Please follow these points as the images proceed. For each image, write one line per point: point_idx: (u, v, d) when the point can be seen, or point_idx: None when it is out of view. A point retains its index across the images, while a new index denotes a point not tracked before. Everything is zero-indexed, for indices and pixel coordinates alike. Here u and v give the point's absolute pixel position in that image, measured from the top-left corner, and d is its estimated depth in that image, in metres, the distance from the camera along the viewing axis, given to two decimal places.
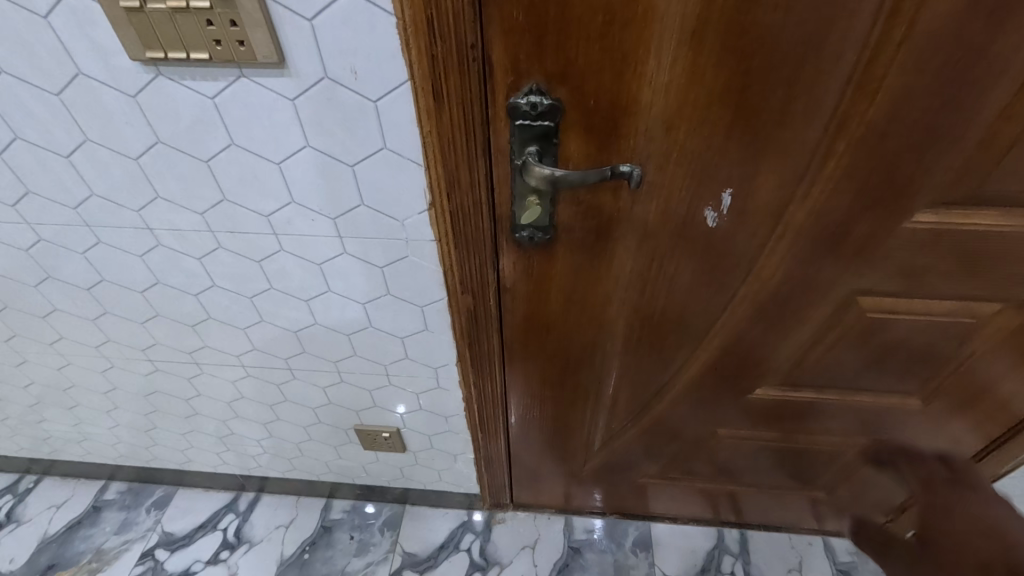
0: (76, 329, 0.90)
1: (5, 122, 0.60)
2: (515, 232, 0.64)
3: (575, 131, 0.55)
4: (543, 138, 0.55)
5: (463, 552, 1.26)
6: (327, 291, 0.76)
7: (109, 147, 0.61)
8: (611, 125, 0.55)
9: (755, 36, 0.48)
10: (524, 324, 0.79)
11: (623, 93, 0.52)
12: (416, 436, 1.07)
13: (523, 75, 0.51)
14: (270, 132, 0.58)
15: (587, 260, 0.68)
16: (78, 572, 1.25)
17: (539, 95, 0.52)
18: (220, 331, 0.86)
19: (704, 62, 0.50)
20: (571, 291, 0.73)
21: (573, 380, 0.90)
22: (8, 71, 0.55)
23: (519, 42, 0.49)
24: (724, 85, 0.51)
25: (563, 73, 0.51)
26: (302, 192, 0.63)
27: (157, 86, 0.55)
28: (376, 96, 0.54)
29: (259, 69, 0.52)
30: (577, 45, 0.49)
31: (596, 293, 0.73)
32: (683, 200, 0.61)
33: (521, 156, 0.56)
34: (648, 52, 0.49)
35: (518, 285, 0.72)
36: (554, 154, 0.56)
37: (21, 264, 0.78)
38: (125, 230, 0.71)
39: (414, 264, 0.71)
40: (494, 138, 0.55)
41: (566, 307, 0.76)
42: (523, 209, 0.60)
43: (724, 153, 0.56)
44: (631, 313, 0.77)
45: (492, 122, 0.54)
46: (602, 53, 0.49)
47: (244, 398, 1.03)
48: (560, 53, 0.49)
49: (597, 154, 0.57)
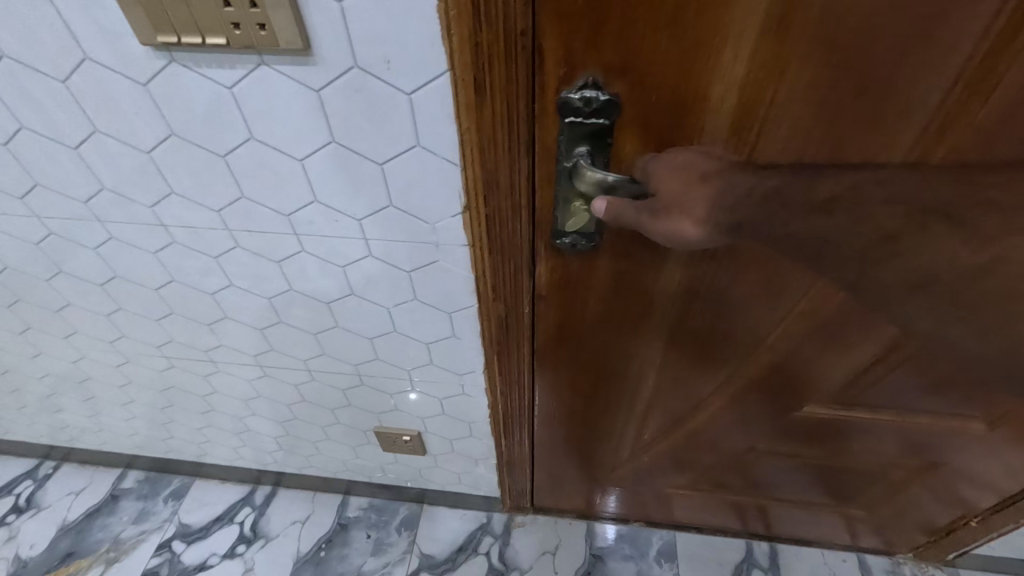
0: (89, 324, 0.87)
1: (9, 110, 0.56)
2: (556, 239, 0.58)
3: (630, 130, 0.49)
4: (595, 138, 0.49)
5: (481, 555, 1.23)
6: (350, 294, 0.72)
7: (118, 138, 0.56)
8: (673, 125, 0.48)
9: (855, 23, 0.40)
10: (557, 334, 0.73)
11: (691, 87, 0.46)
12: (438, 439, 1.03)
13: (577, 66, 0.44)
14: (292, 126, 0.52)
15: (633, 269, 0.62)
16: (97, 561, 1.25)
17: (594, 90, 0.45)
18: (236, 330, 0.82)
19: (791, 53, 0.43)
20: (613, 302, 0.67)
21: (606, 390, 0.85)
22: (9, 55, 0.50)
23: (576, 28, 0.42)
24: (809, 81, 0.44)
25: (624, 65, 0.44)
26: (326, 190, 0.58)
27: (169, 74, 0.50)
28: (411, 88, 0.48)
29: (280, 56, 0.47)
30: (641, 32, 0.42)
31: (639, 303, 0.67)
32: None
33: (573, 157, 0.49)
34: (723, 40, 0.43)
35: (555, 294, 0.66)
36: (607, 155, 0.50)
37: (32, 258, 0.75)
38: (138, 226, 0.67)
39: (444, 268, 0.66)
40: (540, 137, 0.49)
41: (605, 318, 0.70)
42: (566, 214, 0.55)
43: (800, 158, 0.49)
44: (675, 325, 0.71)
45: (538, 120, 0.48)
46: (671, 41, 0.43)
47: (261, 396, 1.00)
48: (621, 42, 0.43)
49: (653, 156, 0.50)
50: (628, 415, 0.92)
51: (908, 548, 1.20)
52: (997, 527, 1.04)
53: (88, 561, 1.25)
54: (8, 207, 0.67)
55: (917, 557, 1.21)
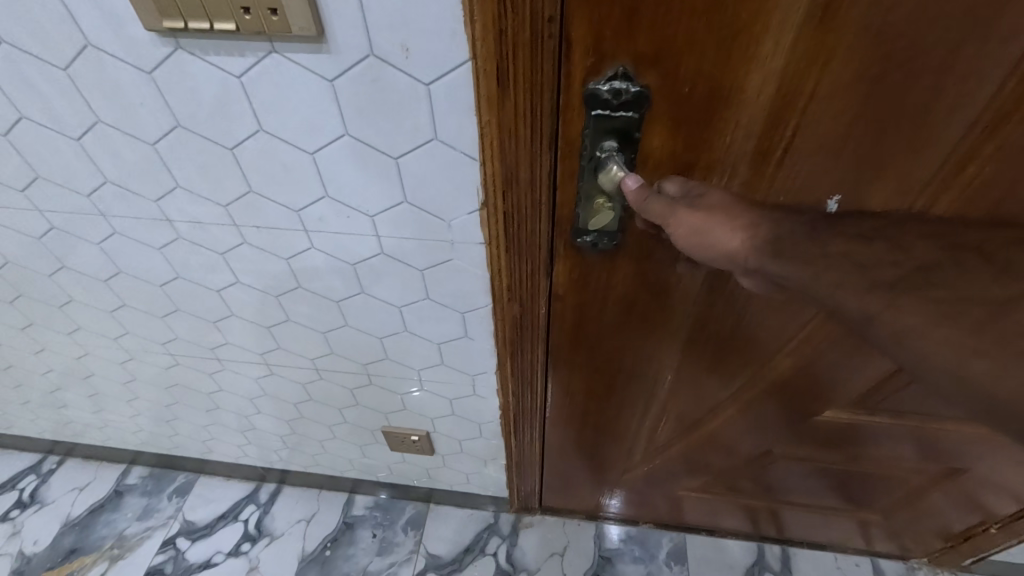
0: (92, 320, 0.85)
1: (9, 100, 0.53)
2: (577, 237, 0.55)
3: (660, 126, 0.45)
4: (624, 132, 0.45)
5: (488, 556, 1.21)
6: (361, 293, 0.69)
7: (122, 130, 0.54)
8: (703, 120, 0.45)
9: (914, 9, 0.37)
10: (572, 337, 0.70)
11: (727, 80, 0.42)
12: (447, 440, 1.01)
13: (607, 56, 0.41)
14: (304, 118, 0.50)
15: (653, 271, 0.60)
16: (100, 558, 1.23)
17: (625, 81, 0.42)
18: (243, 328, 0.80)
19: (840, 42, 0.39)
20: (632, 304, 0.64)
21: (619, 393, 0.82)
22: (8, 41, 0.48)
23: (607, 14, 0.39)
24: (857, 73, 0.40)
25: (657, 55, 0.41)
26: (338, 185, 0.56)
27: (176, 62, 0.47)
28: (429, 78, 0.46)
29: (293, 44, 0.45)
30: (675, 18, 0.39)
31: (659, 306, 0.65)
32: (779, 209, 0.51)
33: (607, 155, 0.46)
34: (764, 27, 0.39)
35: (570, 295, 0.64)
36: (635, 150, 0.47)
37: (34, 253, 0.73)
38: (143, 221, 0.65)
39: (459, 267, 0.63)
40: (563, 131, 0.46)
41: (622, 321, 0.67)
42: (592, 213, 0.51)
43: (838, 152, 0.46)
44: (695, 327, 0.68)
45: (563, 113, 0.45)
46: (710, 28, 0.39)
47: (267, 394, 0.98)
48: (654, 29, 0.39)
49: (682, 152, 0.47)
50: (642, 418, 0.89)
51: (923, 553, 1.18)
52: (1016, 535, 1.02)
53: (92, 558, 1.24)
54: (9, 201, 0.65)
55: (932, 562, 1.19)
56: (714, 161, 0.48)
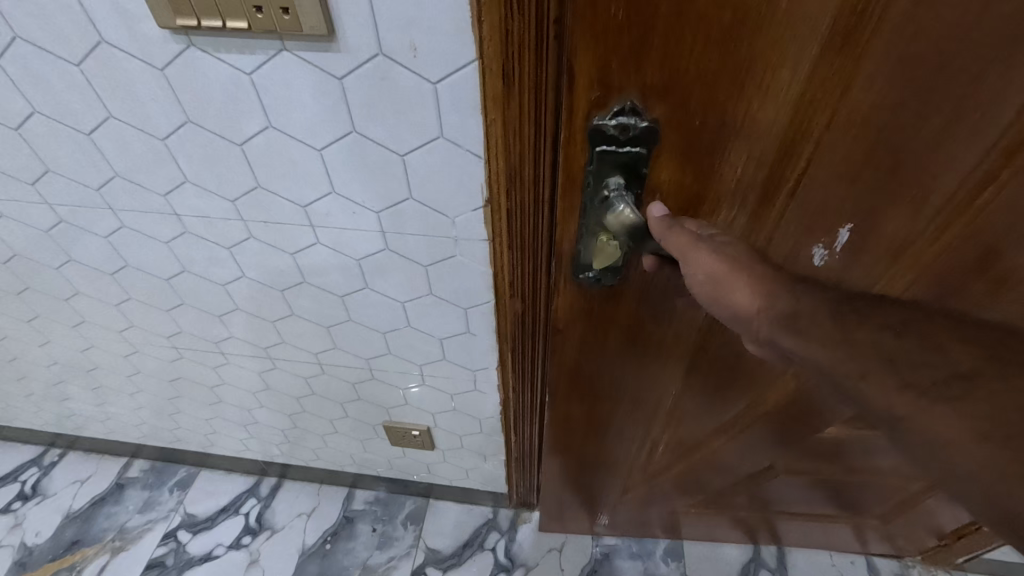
0: (98, 313, 0.86)
1: (22, 94, 0.54)
2: (579, 274, 0.52)
3: (670, 163, 0.42)
4: (630, 168, 0.42)
5: (488, 551, 1.22)
6: (366, 288, 0.70)
7: (133, 125, 0.55)
8: (715, 153, 0.42)
9: (943, 33, 0.33)
10: (572, 372, 0.69)
11: (742, 112, 0.39)
12: (447, 435, 1.02)
13: (614, 88, 0.38)
14: (312, 115, 0.51)
15: (656, 308, 0.58)
16: (102, 549, 1.24)
17: (632, 116, 0.39)
18: (247, 322, 0.81)
19: (862, 69, 0.36)
20: (637, 333, 0.62)
21: (620, 419, 0.81)
22: (23, 36, 0.49)
23: (611, 42, 0.35)
24: (879, 103, 0.37)
25: (666, 86, 0.37)
26: (345, 181, 0.57)
27: (187, 59, 0.48)
28: (436, 77, 0.46)
29: (303, 42, 0.45)
30: (687, 47, 0.35)
31: (662, 338, 0.64)
32: (788, 239, 0.49)
33: (615, 197, 0.43)
34: (783, 55, 0.36)
35: (572, 334, 0.61)
36: (641, 187, 0.44)
37: (42, 246, 0.74)
38: (151, 215, 0.65)
39: (463, 264, 0.64)
40: (565, 165, 0.43)
41: (624, 356, 0.66)
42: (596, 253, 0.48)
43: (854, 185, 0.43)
44: (696, 351, 0.68)
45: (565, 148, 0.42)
46: (725, 58, 0.35)
47: (270, 388, 0.99)
48: (664, 59, 0.36)
49: (691, 187, 0.44)
50: (646, 433, 0.87)
51: (918, 552, 1.19)
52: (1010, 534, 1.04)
53: (94, 550, 1.25)
54: (18, 194, 0.66)
55: (927, 560, 1.20)
56: (723, 194, 0.45)
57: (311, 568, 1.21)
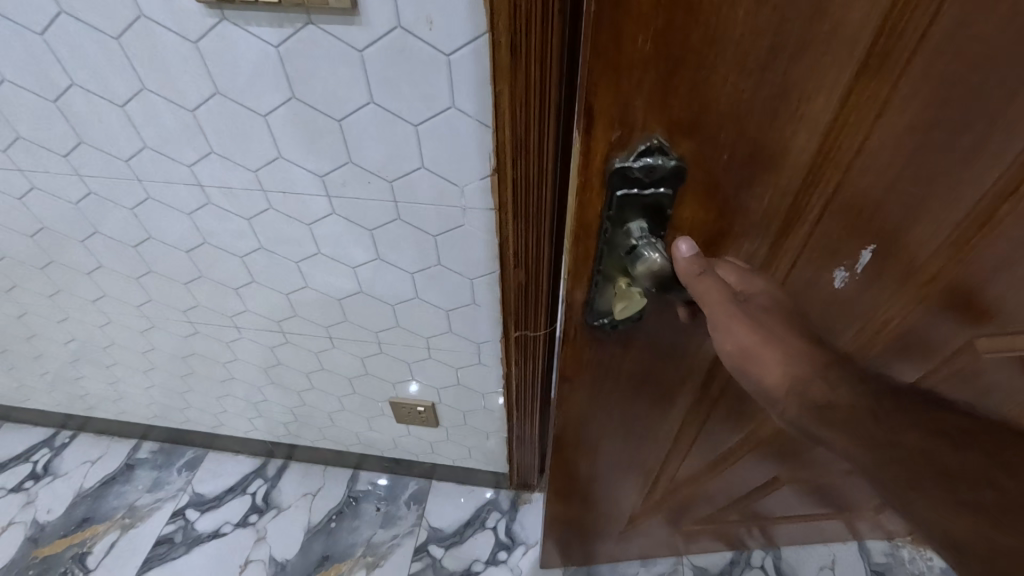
0: (118, 287, 0.90)
1: (62, 67, 0.58)
2: (594, 317, 0.52)
3: (693, 199, 0.42)
4: (651, 211, 0.42)
5: (489, 530, 1.26)
6: (376, 259, 0.74)
7: (165, 97, 0.59)
8: (739, 184, 0.42)
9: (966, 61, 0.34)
10: (580, 412, 0.68)
11: (767, 139, 0.38)
12: (451, 412, 1.05)
13: (642, 126, 0.37)
14: (332, 87, 0.55)
15: (661, 347, 0.59)
16: (112, 526, 1.27)
17: (657, 156, 0.39)
18: (262, 295, 0.85)
19: (887, 95, 0.36)
20: (642, 372, 0.62)
21: (622, 457, 0.82)
22: (68, 10, 0.53)
23: (643, 80, 0.35)
24: (904, 127, 0.38)
25: (695, 122, 0.37)
26: (361, 151, 0.60)
27: (219, 33, 0.52)
28: (449, 49, 0.51)
29: (328, 16, 0.50)
30: (718, 83, 0.35)
31: (666, 377, 0.64)
32: (808, 261, 0.49)
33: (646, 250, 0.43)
34: (813, 88, 0.36)
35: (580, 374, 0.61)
36: (660, 229, 0.44)
37: (70, 218, 0.78)
38: (176, 186, 0.69)
39: (469, 233, 0.68)
40: (585, 208, 0.42)
41: (630, 394, 0.66)
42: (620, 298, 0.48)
43: (876, 207, 0.43)
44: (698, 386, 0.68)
45: (582, 194, 0.41)
46: (753, 87, 0.35)
47: (281, 364, 1.02)
48: (694, 96, 0.36)
49: (715, 220, 0.44)
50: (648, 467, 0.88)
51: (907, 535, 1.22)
52: None
53: (104, 527, 1.28)
54: (51, 166, 0.70)
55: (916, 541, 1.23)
56: (747, 224, 0.45)
57: (317, 546, 1.24)
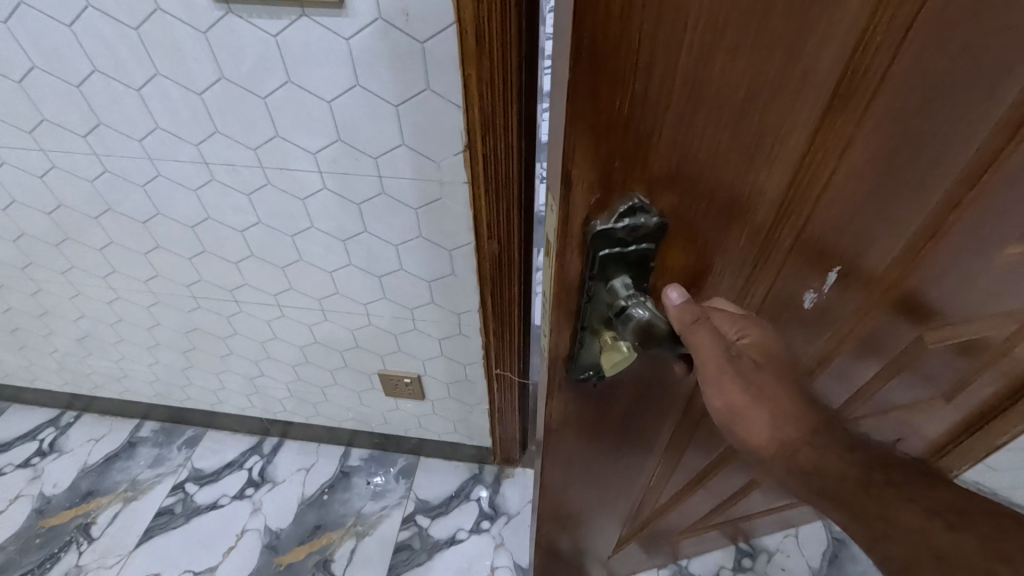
0: (128, 262, 0.97)
1: (86, 55, 0.66)
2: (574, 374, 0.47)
3: (677, 250, 0.39)
4: (636, 267, 0.39)
5: (473, 501, 1.32)
6: (364, 232, 0.82)
7: (176, 81, 0.67)
8: (716, 230, 0.39)
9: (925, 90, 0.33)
10: (567, 471, 0.64)
11: (746, 189, 0.36)
12: (436, 383, 1.13)
13: (621, 187, 0.34)
14: (323, 71, 0.63)
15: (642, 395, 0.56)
16: (115, 499, 1.34)
17: (642, 215, 0.35)
18: (260, 268, 0.93)
19: (854, 131, 0.35)
20: (624, 420, 0.60)
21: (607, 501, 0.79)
22: (94, 5, 0.61)
23: (621, 141, 0.31)
24: (869, 157, 0.37)
25: (674, 177, 0.34)
26: (349, 130, 0.69)
27: (226, 25, 0.61)
28: (424, 37, 0.59)
29: (319, 9, 0.58)
30: (697, 137, 0.32)
31: (647, 421, 0.62)
32: (779, 290, 0.48)
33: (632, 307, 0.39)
34: (788, 133, 0.34)
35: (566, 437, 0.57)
36: (644, 284, 0.41)
37: (86, 196, 0.85)
38: (184, 164, 0.77)
39: (447, 206, 0.76)
40: (563, 270, 0.39)
41: (613, 442, 0.63)
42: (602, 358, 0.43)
43: (841, 231, 0.43)
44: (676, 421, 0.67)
45: (562, 255, 0.37)
46: (731, 139, 0.33)
47: (277, 338, 1.10)
48: (673, 152, 0.33)
49: (694, 267, 0.41)
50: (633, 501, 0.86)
51: None
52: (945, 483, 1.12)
53: (107, 499, 1.34)
54: (72, 146, 0.78)
55: None
56: (724, 266, 0.43)
57: (310, 516, 1.30)
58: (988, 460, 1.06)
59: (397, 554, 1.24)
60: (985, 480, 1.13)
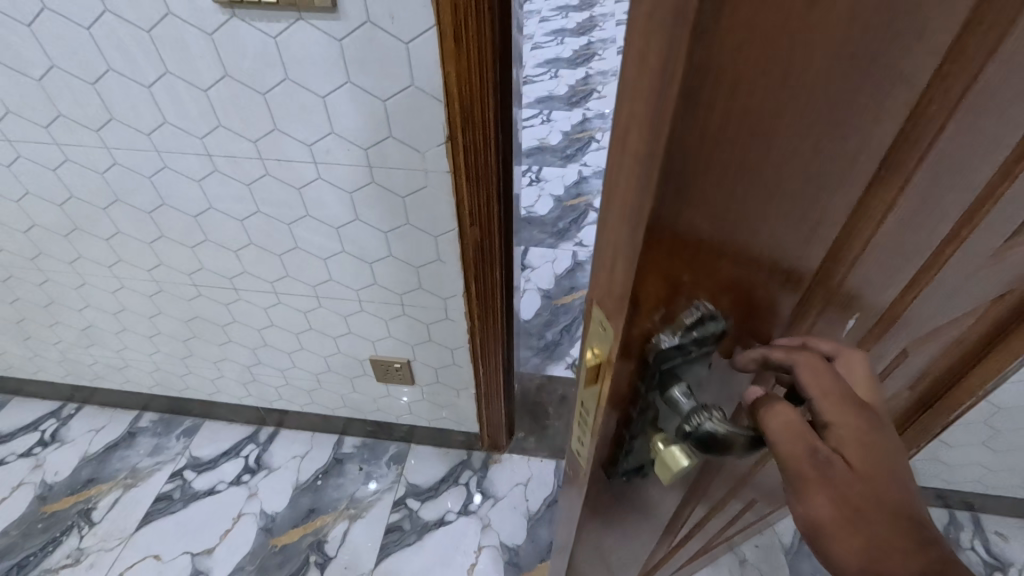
0: (132, 252, 1.03)
1: (102, 55, 0.73)
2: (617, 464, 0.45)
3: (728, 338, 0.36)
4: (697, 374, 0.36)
5: (461, 485, 1.38)
6: (355, 220, 0.89)
7: (184, 79, 0.74)
8: (763, 318, 0.36)
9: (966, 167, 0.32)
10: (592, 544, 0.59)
11: (797, 279, 0.34)
12: (425, 368, 1.19)
13: (684, 297, 0.31)
14: (318, 69, 0.70)
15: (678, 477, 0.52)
16: (115, 485, 1.39)
17: (705, 325, 0.33)
18: (258, 256, 0.99)
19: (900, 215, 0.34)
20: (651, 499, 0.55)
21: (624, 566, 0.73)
22: (111, 10, 0.68)
23: (693, 252, 0.29)
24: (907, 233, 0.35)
25: (734, 282, 0.32)
26: (342, 123, 0.75)
27: (229, 27, 0.67)
28: (408, 38, 0.66)
29: (314, 13, 0.65)
30: (762, 240, 0.30)
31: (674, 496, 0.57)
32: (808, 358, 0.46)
33: (698, 420, 0.35)
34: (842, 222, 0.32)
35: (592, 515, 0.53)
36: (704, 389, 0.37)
37: (96, 187, 0.92)
38: (189, 157, 0.84)
39: (432, 194, 0.83)
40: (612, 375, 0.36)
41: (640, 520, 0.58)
42: (657, 464, 0.39)
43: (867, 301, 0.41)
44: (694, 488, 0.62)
45: (614, 365, 0.35)
46: (791, 238, 0.31)
47: (273, 325, 1.16)
48: (738, 257, 0.30)
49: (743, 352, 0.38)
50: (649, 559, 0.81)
51: None
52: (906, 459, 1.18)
53: (108, 486, 1.39)
54: (84, 140, 0.84)
55: None
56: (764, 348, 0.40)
57: (305, 500, 1.35)
58: (943, 436, 1.13)
59: (388, 535, 1.29)
60: (942, 456, 1.19)
